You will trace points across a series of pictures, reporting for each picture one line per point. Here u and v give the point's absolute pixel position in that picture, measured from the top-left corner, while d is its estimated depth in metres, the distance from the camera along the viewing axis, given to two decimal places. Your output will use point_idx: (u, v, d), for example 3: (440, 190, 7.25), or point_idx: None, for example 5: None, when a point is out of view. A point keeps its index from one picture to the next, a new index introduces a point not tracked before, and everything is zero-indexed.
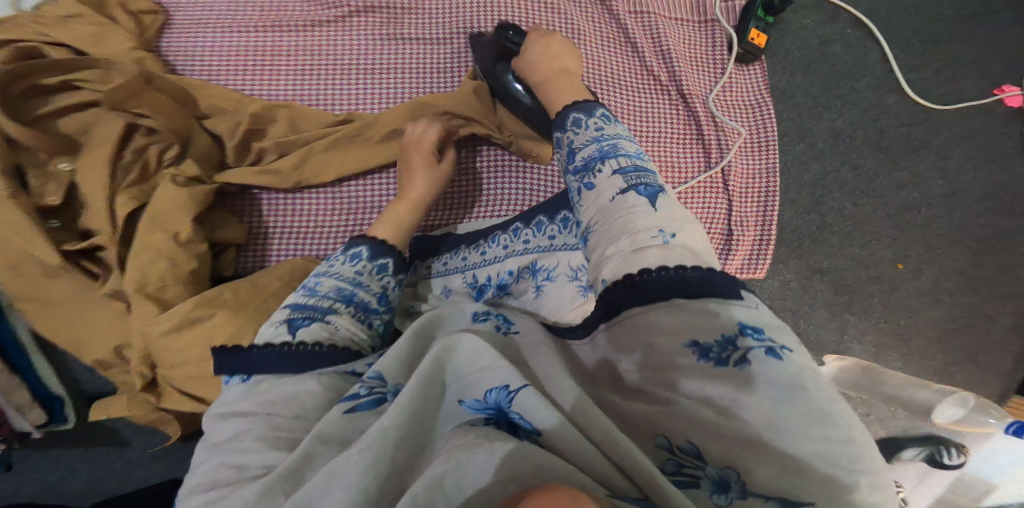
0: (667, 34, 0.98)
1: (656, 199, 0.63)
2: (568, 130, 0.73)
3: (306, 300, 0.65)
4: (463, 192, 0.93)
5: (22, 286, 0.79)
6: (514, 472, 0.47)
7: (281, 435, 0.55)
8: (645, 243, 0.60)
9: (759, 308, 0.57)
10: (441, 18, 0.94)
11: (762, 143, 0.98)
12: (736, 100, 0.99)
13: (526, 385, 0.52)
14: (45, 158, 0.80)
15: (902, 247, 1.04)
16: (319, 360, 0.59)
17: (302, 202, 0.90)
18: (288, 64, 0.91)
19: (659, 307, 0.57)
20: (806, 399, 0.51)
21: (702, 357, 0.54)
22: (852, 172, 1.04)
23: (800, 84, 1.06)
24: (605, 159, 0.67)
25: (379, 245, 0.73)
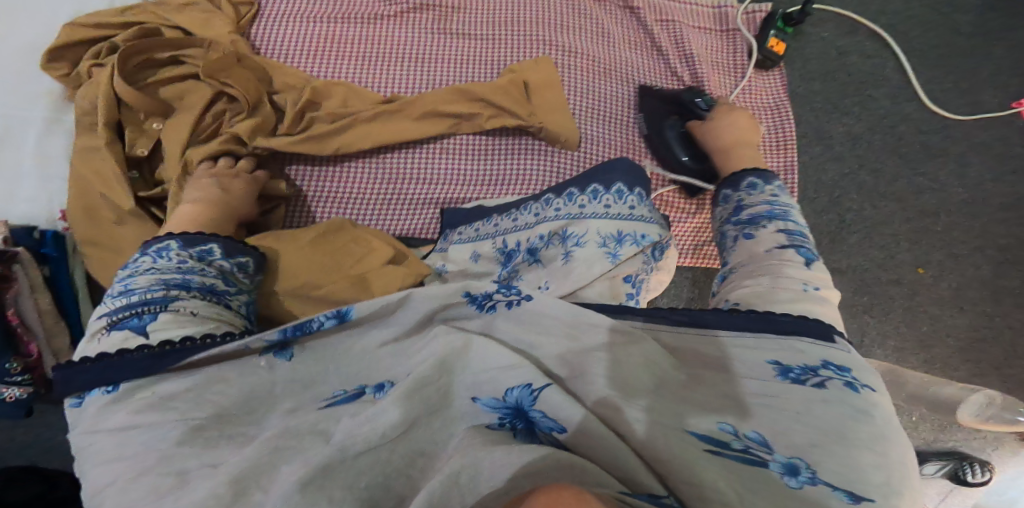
0: (689, 40, 1.05)
1: (809, 261, 0.74)
2: (740, 188, 0.85)
3: (127, 302, 0.69)
4: (493, 169, 1.01)
5: (90, 229, 0.91)
6: (529, 472, 0.53)
7: (207, 432, 0.61)
8: (787, 286, 0.70)
9: (848, 351, 0.63)
10: (487, 18, 1.05)
11: (780, 142, 1.04)
12: (755, 102, 1.06)
13: (548, 385, 0.59)
14: (142, 118, 0.92)
15: (922, 251, 1.07)
16: (183, 352, 0.64)
17: (342, 172, 0.99)
18: (344, 50, 1.01)
19: (752, 335, 0.64)
20: (873, 425, 0.58)
21: (782, 374, 0.61)
22: (871, 175, 1.08)
23: (818, 91, 1.10)
24: (772, 219, 0.79)
25: (194, 235, 0.78)
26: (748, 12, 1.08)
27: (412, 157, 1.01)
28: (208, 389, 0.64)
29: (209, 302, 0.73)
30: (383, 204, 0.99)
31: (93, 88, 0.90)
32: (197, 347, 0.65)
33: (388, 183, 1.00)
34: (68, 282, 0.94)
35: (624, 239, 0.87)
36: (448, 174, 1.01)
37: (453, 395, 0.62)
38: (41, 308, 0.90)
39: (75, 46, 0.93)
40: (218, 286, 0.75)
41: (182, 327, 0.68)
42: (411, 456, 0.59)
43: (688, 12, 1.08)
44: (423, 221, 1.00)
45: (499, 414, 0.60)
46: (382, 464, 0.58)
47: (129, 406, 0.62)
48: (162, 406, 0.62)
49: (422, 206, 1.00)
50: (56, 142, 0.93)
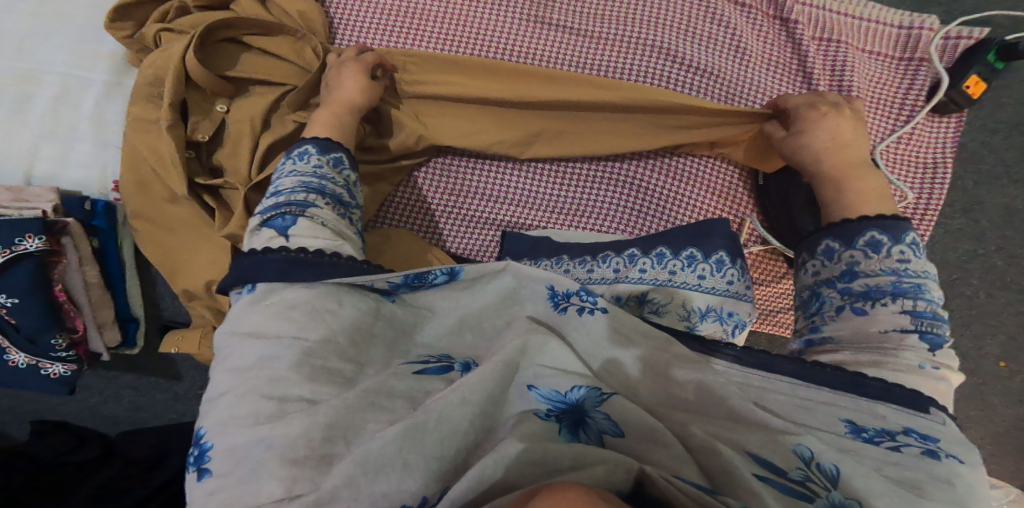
0: (854, 68, 0.84)
1: (936, 348, 0.62)
2: (837, 246, 0.70)
3: (273, 202, 0.69)
4: (570, 197, 0.89)
5: (145, 206, 0.84)
6: (575, 461, 0.49)
7: (313, 361, 0.57)
8: (896, 366, 0.61)
9: (945, 425, 0.56)
10: (596, 9, 0.86)
11: (923, 212, 0.89)
12: (909, 157, 0.89)
13: (616, 393, 0.54)
14: (209, 99, 0.82)
15: (1015, 345, 0.98)
16: (312, 266, 0.62)
17: (453, 178, 0.89)
18: (435, 29, 0.85)
19: (831, 391, 0.57)
20: (953, 490, 0.50)
21: (852, 431, 0.54)
22: (1005, 259, 0.95)
23: (993, 147, 0.92)
24: (896, 295, 0.65)
25: (329, 143, 0.74)
26: (949, 36, 0.86)
27: (482, 168, 0.88)
28: (322, 307, 0.59)
29: (341, 216, 0.70)
30: (445, 217, 0.89)
31: (163, 57, 0.79)
32: (329, 264, 0.63)
33: (453, 195, 0.89)
34: (115, 254, 0.89)
35: (709, 314, 0.77)
36: (545, 199, 0.89)
37: (508, 396, 0.55)
38: (88, 280, 0.86)
39: (139, 4, 0.81)
40: (348, 198, 0.72)
41: (316, 236, 0.66)
42: (482, 434, 0.53)
43: (860, 31, 0.86)
44: (481, 241, 0.89)
45: (553, 408, 0.53)
46: (461, 434, 0.52)
47: (262, 310, 0.60)
48: (285, 309, 0.59)
49: (483, 226, 0.89)
50: (115, 106, 0.84)
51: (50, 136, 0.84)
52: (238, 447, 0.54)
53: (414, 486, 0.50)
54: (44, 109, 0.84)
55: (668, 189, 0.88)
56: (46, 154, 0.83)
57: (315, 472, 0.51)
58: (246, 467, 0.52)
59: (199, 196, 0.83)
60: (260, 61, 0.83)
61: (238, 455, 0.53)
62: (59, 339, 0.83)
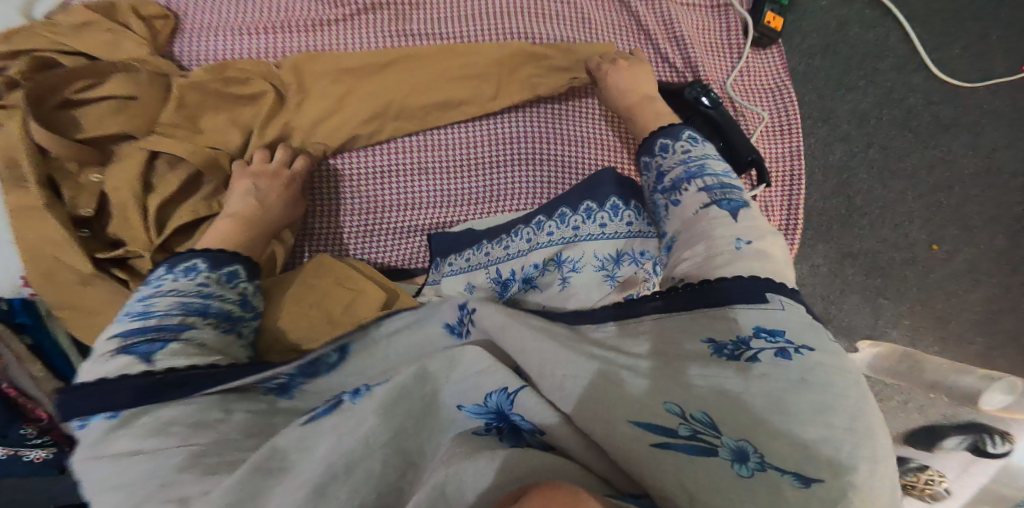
0: (680, 21, 0.93)
1: (736, 212, 0.70)
2: (654, 152, 0.80)
3: (143, 324, 0.67)
4: (479, 187, 0.93)
5: (61, 293, 0.83)
6: (515, 475, 0.53)
7: (205, 459, 0.59)
8: (723, 250, 0.67)
9: (787, 311, 0.61)
10: (450, 14, 0.91)
11: (784, 126, 0.96)
12: (755, 84, 0.96)
13: (522, 388, 0.59)
14: (75, 169, 0.82)
15: (936, 226, 1.01)
16: (182, 385, 0.64)
17: (367, 196, 0.92)
18: (295, 46, 0.88)
19: (688, 311, 0.63)
20: (813, 391, 0.56)
21: (716, 351, 0.60)
22: (880, 152, 1.01)
23: (815, 69, 1.03)
24: (692, 179, 0.74)
25: (220, 256, 0.76)
26: None
27: (394, 179, 0.92)
28: (207, 419, 0.62)
29: (222, 330, 0.72)
30: (374, 232, 0.92)
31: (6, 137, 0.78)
32: (202, 374, 0.65)
33: (374, 212, 0.92)
34: (53, 344, 0.90)
35: (622, 259, 0.80)
36: (460, 194, 0.93)
37: (445, 419, 0.61)
38: (34, 373, 0.88)
39: None
40: (237, 313, 0.74)
41: (190, 356, 0.67)
42: (405, 465, 0.58)
43: None
44: (414, 248, 0.94)
45: (483, 420, 0.60)
46: (379, 477, 0.57)
47: (132, 431, 0.60)
48: (161, 426, 0.61)
49: (410, 234, 0.93)
50: None
51: None
52: None
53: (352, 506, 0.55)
54: None
55: (561, 153, 0.94)
56: None
57: None
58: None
59: (106, 268, 0.84)
60: (112, 113, 0.82)
61: None
62: (27, 429, 0.88)
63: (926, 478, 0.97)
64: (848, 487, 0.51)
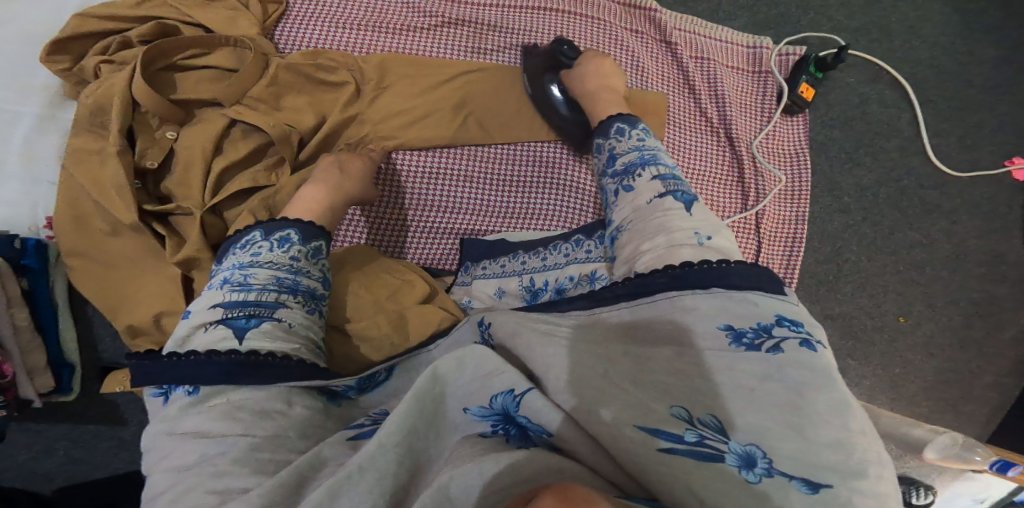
0: (723, 81, 1.04)
1: (688, 204, 0.72)
2: (609, 135, 0.84)
3: (243, 298, 0.75)
4: (514, 202, 0.97)
5: (80, 240, 0.84)
6: (517, 479, 0.53)
7: (259, 455, 0.65)
8: (681, 242, 0.68)
9: (797, 305, 0.63)
10: (526, 42, 0.97)
11: (797, 191, 1.06)
12: (778, 148, 1.06)
13: (529, 389, 0.59)
14: (156, 125, 0.85)
15: (905, 301, 1.14)
16: (262, 369, 0.70)
17: (419, 196, 0.96)
18: (386, 46, 0.94)
19: (675, 291, 0.64)
20: (831, 389, 0.57)
21: (734, 341, 0.60)
22: (871, 227, 1.13)
23: (834, 139, 1.14)
24: (646, 167, 0.77)
25: (310, 229, 0.83)
26: (781, 54, 1.07)
27: (438, 183, 0.96)
28: (271, 409, 0.69)
29: (309, 310, 0.79)
30: (411, 229, 0.96)
31: (106, 86, 0.82)
32: (277, 363, 0.71)
33: (423, 209, 0.96)
34: (47, 297, 0.85)
35: None
36: (502, 206, 0.97)
37: (450, 427, 0.62)
38: (17, 323, 0.81)
39: (77, 38, 0.84)
40: (320, 291, 0.81)
41: (273, 340, 0.74)
42: (413, 472, 0.59)
43: (724, 50, 1.06)
44: (444, 251, 0.97)
45: (490, 423, 0.60)
46: (392, 480, 0.58)
47: (203, 410, 0.68)
48: (229, 410, 0.68)
49: (444, 236, 0.97)
50: (48, 142, 0.85)
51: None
52: None
53: None
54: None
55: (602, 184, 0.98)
56: None
57: None
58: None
59: (148, 223, 0.85)
60: (209, 80, 0.86)
61: None
62: None
63: None
64: (854, 489, 0.53)
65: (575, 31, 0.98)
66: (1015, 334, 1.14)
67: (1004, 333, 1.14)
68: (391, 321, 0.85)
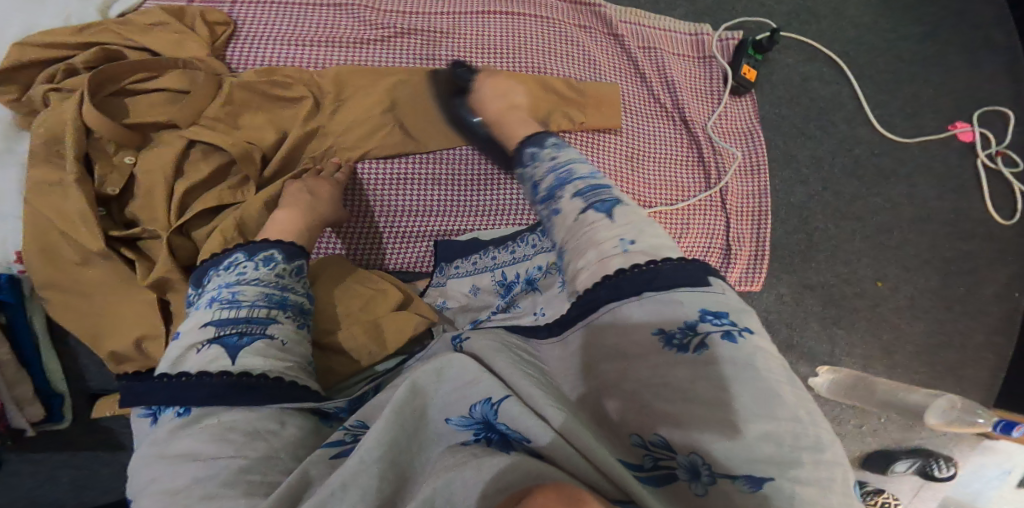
0: (671, 67, 1.08)
1: (611, 211, 0.67)
2: (527, 164, 0.80)
3: (230, 316, 0.73)
4: (484, 200, 1.00)
5: (52, 272, 0.83)
6: (499, 486, 0.52)
7: (251, 476, 0.63)
8: (610, 252, 0.64)
9: (725, 294, 0.60)
10: (476, 45, 1.01)
11: (755, 166, 1.10)
12: (731, 127, 1.11)
13: (506, 397, 0.59)
14: (113, 151, 0.85)
15: (880, 265, 1.15)
16: (255, 390, 0.68)
17: (389, 201, 0.97)
18: (338, 58, 0.96)
19: (619, 302, 0.61)
20: (760, 378, 0.55)
21: (664, 344, 0.58)
22: (833, 195, 1.15)
23: (785, 117, 1.17)
24: (565, 185, 0.72)
25: (291, 249, 0.82)
26: (720, 39, 1.13)
27: (409, 187, 0.97)
28: (262, 428, 0.67)
29: (298, 326, 0.77)
30: (386, 236, 0.97)
31: (57, 115, 0.82)
32: (268, 383, 0.69)
33: (393, 215, 0.97)
34: (27, 332, 0.85)
35: None
36: (472, 205, 0.99)
37: (436, 436, 0.61)
38: None
39: (23, 68, 0.85)
40: (306, 306, 0.80)
41: (263, 357, 0.70)
42: (400, 479, 0.58)
43: (668, 39, 1.11)
44: (419, 253, 0.98)
45: (473, 431, 0.59)
46: (379, 491, 0.56)
47: (193, 433, 0.66)
48: (219, 432, 0.66)
49: (419, 239, 0.98)
50: (7, 174, 0.85)
51: None
52: None
53: None
54: None
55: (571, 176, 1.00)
56: None
57: None
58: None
59: (116, 249, 0.85)
60: (161, 102, 0.87)
61: None
62: None
63: (882, 500, 1.15)
64: (795, 486, 0.51)
65: (523, 30, 1.03)
66: (996, 290, 1.15)
67: (985, 289, 1.15)
68: (368, 330, 0.85)
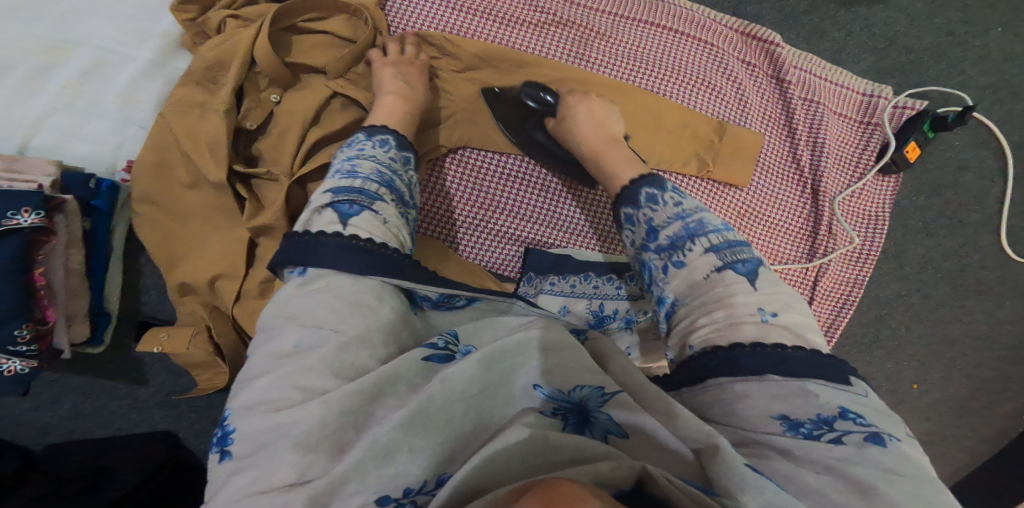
0: (826, 129, 0.98)
1: (754, 276, 0.65)
2: (640, 203, 0.73)
3: (348, 182, 0.69)
4: (581, 218, 0.93)
5: (160, 188, 0.83)
6: (576, 454, 0.54)
7: (346, 359, 0.59)
8: (745, 317, 0.62)
9: (868, 396, 0.58)
10: (630, 57, 0.93)
11: (863, 256, 1.02)
12: (859, 208, 1.02)
13: (619, 392, 0.58)
14: (264, 86, 0.83)
15: (925, 370, 1.12)
16: (366, 254, 0.64)
17: (487, 195, 0.92)
18: (491, 34, 0.90)
19: (755, 380, 0.58)
20: (909, 484, 0.52)
21: (790, 429, 0.56)
22: (921, 298, 1.10)
23: (919, 206, 1.08)
24: (694, 237, 0.67)
25: (405, 142, 0.78)
26: (898, 106, 1.01)
27: (507, 185, 0.93)
28: (364, 302, 0.61)
29: (400, 212, 0.71)
30: (473, 228, 0.92)
31: (230, 42, 0.80)
32: (380, 255, 0.64)
33: (484, 210, 0.92)
34: (104, 240, 0.84)
35: None
36: (567, 219, 0.93)
37: (513, 394, 0.60)
38: (70, 265, 0.80)
39: None
40: (410, 200, 0.74)
41: (373, 230, 0.66)
42: (478, 423, 0.58)
43: (835, 95, 1.00)
44: (503, 256, 0.93)
45: (556, 405, 0.58)
46: (460, 421, 0.57)
47: (302, 295, 0.61)
48: (329, 296, 0.61)
49: (506, 241, 0.93)
50: (150, 87, 0.85)
51: (65, 108, 0.83)
52: (252, 433, 0.57)
53: (418, 469, 0.55)
54: (68, 80, 0.83)
55: None
56: (54, 125, 0.82)
57: (331, 458, 0.55)
58: (266, 445, 0.56)
59: (232, 183, 0.82)
60: (322, 48, 0.84)
61: (255, 443, 0.56)
62: (23, 330, 0.75)
63: None
64: None
65: (683, 52, 0.94)
66: (1014, 408, 1.12)
67: (1004, 405, 1.12)
68: None
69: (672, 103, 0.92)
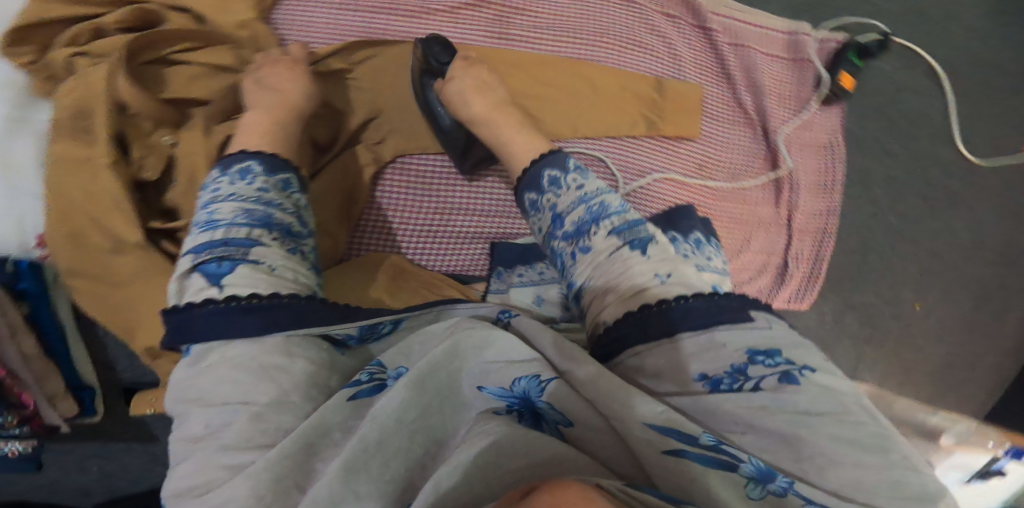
0: (760, 70, 1.01)
1: (648, 246, 0.63)
2: (543, 187, 0.70)
3: (212, 238, 0.61)
4: None
5: (77, 259, 0.74)
6: (531, 460, 0.47)
7: (265, 425, 0.52)
8: (643, 286, 0.60)
9: (772, 326, 0.56)
10: (552, 27, 0.93)
11: (825, 186, 1.04)
12: (807, 140, 1.04)
13: (555, 377, 0.53)
14: (149, 129, 0.79)
15: (922, 287, 1.07)
16: (253, 313, 0.56)
17: (434, 198, 0.89)
18: (405, 30, 0.90)
19: (687, 332, 0.56)
20: (857, 430, 0.50)
21: (710, 387, 0.54)
22: (896, 217, 1.08)
23: (869, 130, 1.10)
24: (597, 220, 0.65)
25: (275, 161, 0.70)
26: (821, 40, 1.05)
27: (451, 183, 0.89)
28: (270, 366, 0.55)
29: (288, 249, 0.64)
30: (430, 236, 0.88)
31: (85, 86, 0.75)
32: (269, 306, 0.57)
33: (437, 214, 0.89)
34: (49, 320, 0.77)
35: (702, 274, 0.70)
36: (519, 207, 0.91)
37: (462, 398, 0.54)
38: (24, 352, 0.75)
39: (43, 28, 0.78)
40: (297, 228, 0.67)
41: (255, 283, 0.59)
42: (431, 445, 0.51)
43: (758, 37, 1.02)
44: (469, 256, 0.89)
45: (505, 403, 0.53)
46: (409, 448, 0.50)
47: (202, 374, 0.55)
48: (227, 369, 0.54)
49: (471, 240, 0.90)
50: (22, 145, 0.75)
51: None
52: None
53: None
54: None
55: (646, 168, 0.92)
56: None
57: None
58: None
59: (156, 241, 0.77)
60: (203, 78, 0.83)
61: None
62: (7, 418, 0.77)
63: None
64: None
65: (604, 13, 0.95)
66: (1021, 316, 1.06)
67: (1010, 314, 1.06)
68: None
69: (605, 67, 0.93)
